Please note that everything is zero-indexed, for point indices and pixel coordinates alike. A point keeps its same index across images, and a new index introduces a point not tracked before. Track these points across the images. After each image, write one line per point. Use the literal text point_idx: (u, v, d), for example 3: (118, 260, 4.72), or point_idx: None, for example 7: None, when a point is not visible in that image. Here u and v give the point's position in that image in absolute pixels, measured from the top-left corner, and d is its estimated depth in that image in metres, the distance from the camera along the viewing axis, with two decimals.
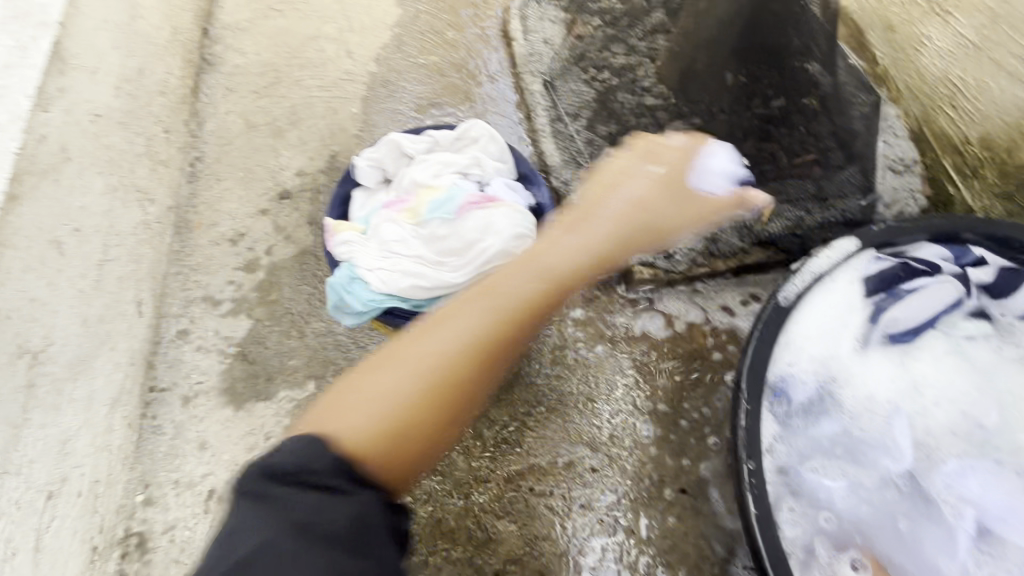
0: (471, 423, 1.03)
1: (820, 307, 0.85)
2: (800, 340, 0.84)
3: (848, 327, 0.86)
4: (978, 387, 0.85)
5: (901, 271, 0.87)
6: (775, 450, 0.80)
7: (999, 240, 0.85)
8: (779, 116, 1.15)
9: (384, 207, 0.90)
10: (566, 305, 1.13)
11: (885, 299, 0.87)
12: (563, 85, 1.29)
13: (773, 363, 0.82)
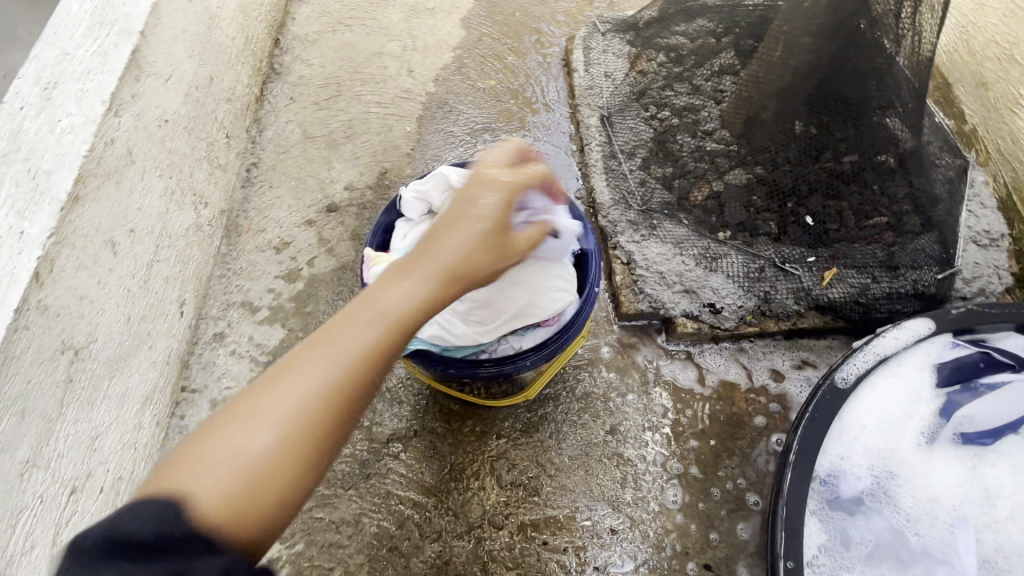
0: (489, 462, 1.00)
1: (883, 393, 0.78)
2: (856, 426, 0.77)
3: (913, 418, 0.78)
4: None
5: (980, 363, 0.79)
6: (815, 549, 0.72)
7: None
8: (851, 172, 1.08)
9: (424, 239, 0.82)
10: (600, 350, 1.08)
11: (959, 392, 0.78)
12: (621, 121, 1.26)
13: (822, 449, 0.75)
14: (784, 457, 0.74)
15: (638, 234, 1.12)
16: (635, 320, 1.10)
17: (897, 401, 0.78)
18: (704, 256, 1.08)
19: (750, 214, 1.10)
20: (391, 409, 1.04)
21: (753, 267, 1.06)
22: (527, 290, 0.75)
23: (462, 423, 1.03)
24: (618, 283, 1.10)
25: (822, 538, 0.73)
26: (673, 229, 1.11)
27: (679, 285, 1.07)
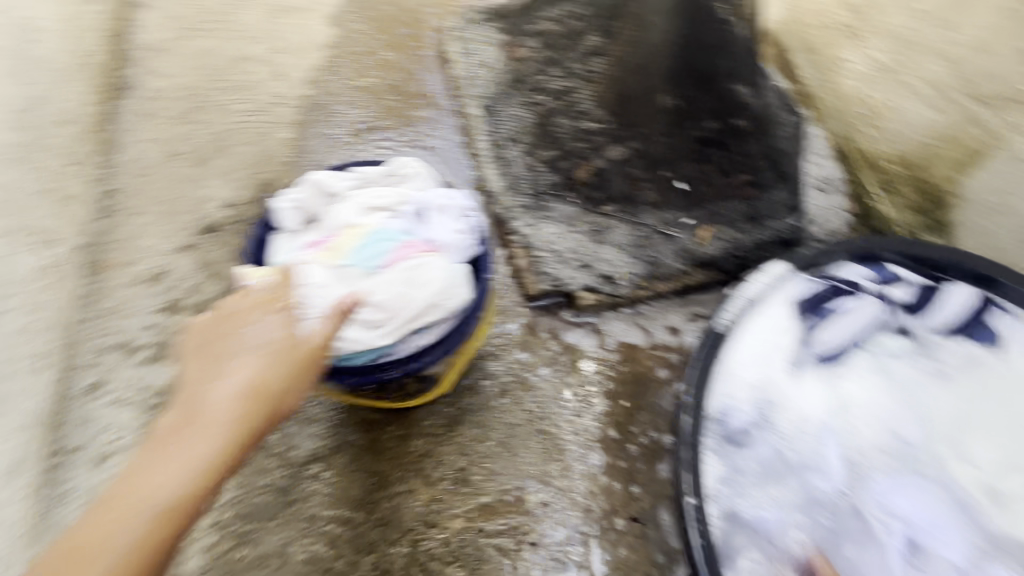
0: (415, 464, 0.99)
1: (756, 333, 0.87)
2: (737, 367, 0.86)
3: (784, 351, 0.88)
4: (910, 404, 0.87)
5: (827, 294, 0.91)
6: (714, 483, 0.81)
7: (918, 259, 0.89)
8: (714, 138, 1.19)
9: (304, 248, 0.77)
10: (511, 334, 1.11)
11: (814, 321, 0.90)
12: (501, 109, 1.28)
13: (712, 394, 0.84)
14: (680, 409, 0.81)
15: (531, 218, 1.15)
16: (541, 300, 1.13)
17: (767, 338, 0.87)
18: (594, 230, 1.13)
19: (631, 185, 1.17)
20: (306, 430, 1.00)
21: (639, 235, 1.13)
22: (420, 289, 0.72)
23: (381, 431, 1.01)
24: (521, 268, 1.13)
25: (719, 471, 0.82)
26: (564, 209, 1.15)
27: (576, 261, 1.12)
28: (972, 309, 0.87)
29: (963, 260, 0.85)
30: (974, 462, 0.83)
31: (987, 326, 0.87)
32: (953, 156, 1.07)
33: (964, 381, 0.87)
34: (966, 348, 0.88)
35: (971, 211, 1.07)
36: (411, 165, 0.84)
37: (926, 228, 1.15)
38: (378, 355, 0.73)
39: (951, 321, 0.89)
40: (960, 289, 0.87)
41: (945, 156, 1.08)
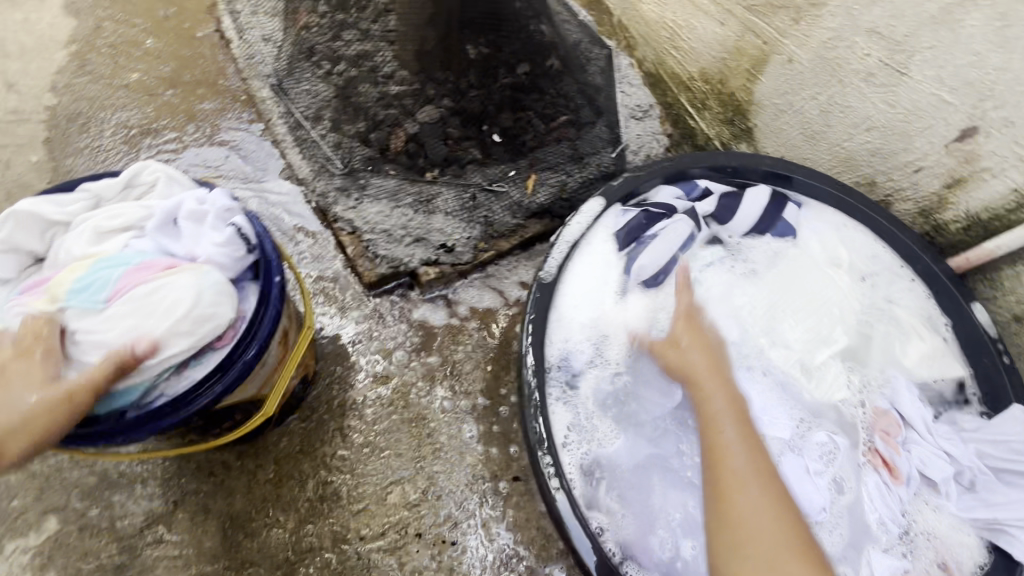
0: (274, 492, 0.91)
1: (582, 273, 0.91)
2: (569, 310, 0.89)
3: (612, 285, 0.92)
4: (733, 309, 0.96)
5: (644, 221, 0.94)
6: (564, 431, 0.84)
7: (719, 170, 0.99)
8: (528, 83, 1.13)
9: (22, 294, 0.66)
10: (358, 329, 1.04)
11: (636, 251, 0.93)
12: (292, 86, 1.15)
13: (550, 337, 0.88)
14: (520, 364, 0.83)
15: (351, 200, 1.07)
16: (384, 287, 1.07)
17: (594, 276, 0.91)
18: (419, 201, 1.07)
19: (450, 147, 1.11)
20: (133, 493, 0.88)
21: (467, 198, 1.09)
22: (161, 316, 0.61)
23: (229, 469, 0.91)
24: (352, 255, 1.05)
25: (567, 418, 0.84)
26: (384, 184, 1.08)
27: (408, 237, 1.05)
28: (768, 206, 1.00)
29: (751, 164, 0.99)
30: (788, 344, 0.95)
31: (783, 217, 1.01)
32: (743, 65, 1.13)
33: (770, 276, 0.99)
34: (765, 242, 1.00)
35: (766, 116, 1.14)
36: (153, 171, 0.73)
37: (735, 137, 1.22)
38: (138, 399, 0.62)
39: (750, 223, 1.00)
40: (756, 192, 0.99)
41: (737, 67, 1.13)
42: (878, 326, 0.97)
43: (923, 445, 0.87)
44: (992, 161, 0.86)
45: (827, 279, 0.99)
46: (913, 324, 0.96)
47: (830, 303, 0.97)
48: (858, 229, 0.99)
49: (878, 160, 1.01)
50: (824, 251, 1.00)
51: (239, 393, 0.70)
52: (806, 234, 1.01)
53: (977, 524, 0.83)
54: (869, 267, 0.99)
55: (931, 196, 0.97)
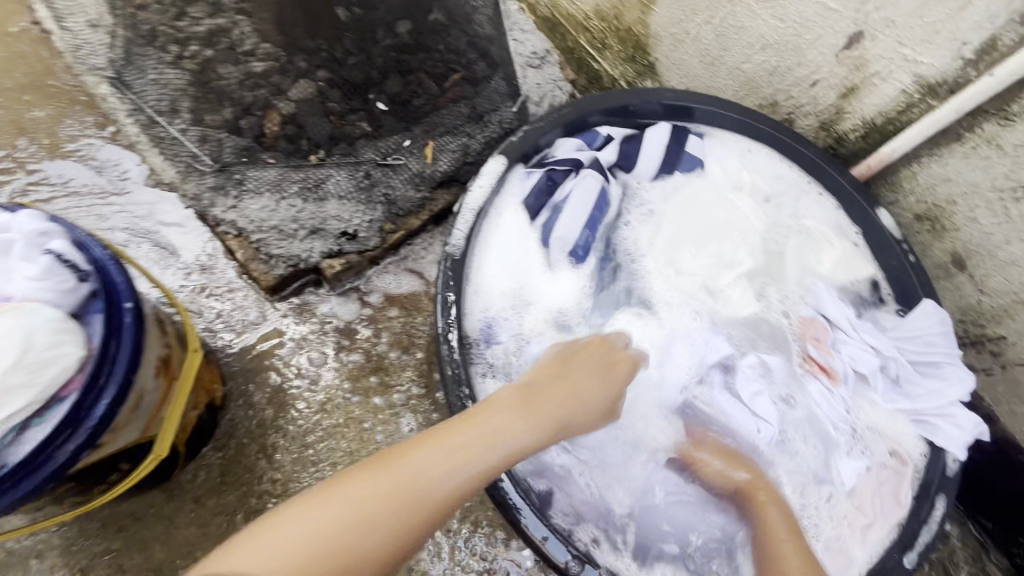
0: (200, 534, 0.83)
1: (491, 244, 0.87)
2: (484, 282, 0.86)
3: (527, 250, 0.89)
4: (642, 249, 0.95)
5: (548, 181, 0.89)
6: None
7: (616, 112, 0.96)
8: (413, 42, 1.01)
9: None
10: (267, 339, 0.96)
11: (547, 211, 0.90)
12: (135, 78, 0.98)
13: (467, 316, 0.84)
14: (438, 353, 0.79)
15: (230, 199, 0.95)
16: (288, 288, 0.97)
17: (497, 245, 0.87)
18: (307, 188, 0.96)
19: (335, 123, 0.99)
20: (31, 569, 0.79)
21: (361, 177, 0.99)
22: None
23: (141, 520, 0.82)
24: (243, 261, 0.95)
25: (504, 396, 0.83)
26: (263, 174, 0.95)
27: (302, 230, 0.95)
28: (670, 140, 0.96)
29: (647, 102, 0.96)
30: (691, 272, 0.93)
31: (688, 150, 0.97)
32: None
33: (668, 211, 0.97)
34: (676, 179, 0.98)
35: (665, 49, 1.09)
36: None
37: (640, 75, 1.17)
38: None
39: (654, 165, 0.96)
40: (658, 130, 0.96)
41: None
42: (788, 241, 0.97)
43: (851, 343, 0.90)
44: (881, 65, 0.86)
45: (730, 203, 0.97)
46: (822, 233, 0.98)
47: (734, 226, 0.95)
48: (762, 152, 0.99)
49: (776, 78, 0.99)
50: (725, 175, 0.99)
51: (114, 443, 0.60)
52: (712, 162, 1.00)
53: (909, 412, 0.89)
54: (775, 186, 1.00)
55: (829, 108, 0.97)
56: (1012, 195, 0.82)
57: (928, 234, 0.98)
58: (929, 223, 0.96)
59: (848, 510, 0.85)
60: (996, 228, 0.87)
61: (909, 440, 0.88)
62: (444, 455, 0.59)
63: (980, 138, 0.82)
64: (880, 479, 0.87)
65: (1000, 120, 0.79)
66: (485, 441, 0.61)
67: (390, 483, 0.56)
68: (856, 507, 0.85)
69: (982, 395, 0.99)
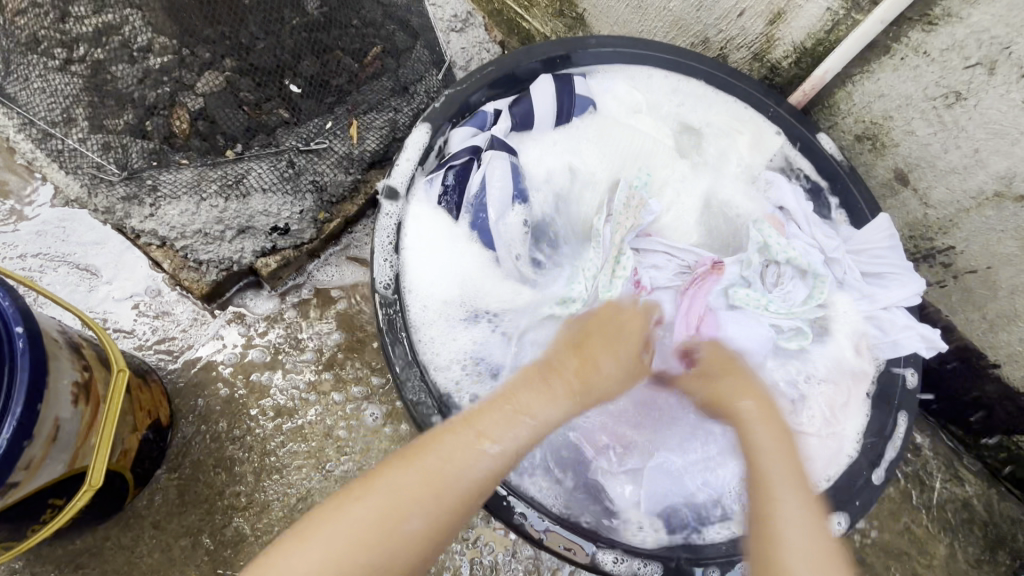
0: (166, 559, 0.81)
1: (424, 252, 0.85)
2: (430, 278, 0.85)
3: (460, 247, 0.88)
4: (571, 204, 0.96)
5: (455, 179, 0.86)
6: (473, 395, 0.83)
7: (503, 78, 0.90)
8: (324, 19, 0.96)
9: None
10: (210, 349, 0.91)
11: (467, 207, 0.88)
12: (17, 89, 0.87)
13: (416, 333, 0.83)
14: (390, 363, 0.77)
15: (146, 207, 0.88)
16: (228, 290, 0.93)
17: (442, 238, 0.87)
18: (227, 186, 0.90)
19: (249, 113, 0.93)
20: None
21: (283, 166, 0.92)
22: None
23: (98, 555, 0.79)
24: (172, 271, 0.90)
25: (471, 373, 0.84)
26: (177, 177, 0.89)
27: (229, 230, 0.90)
28: (556, 87, 0.91)
29: (533, 54, 0.91)
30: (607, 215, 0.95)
31: (579, 92, 0.93)
32: None
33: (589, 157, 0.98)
34: (579, 125, 0.97)
35: None
36: None
37: (569, 28, 1.13)
38: None
39: (551, 114, 0.92)
40: (544, 82, 0.90)
41: None
42: (702, 149, 1.00)
43: (801, 238, 0.89)
44: None
45: (632, 127, 0.97)
46: (727, 126, 0.98)
47: (647, 152, 0.97)
48: (662, 73, 0.97)
49: (704, 13, 0.96)
50: (623, 107, 0.98)
51: (32, 482, 0.56)
52: (603, 98, 0.97)
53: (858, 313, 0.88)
54: (672, 100, 0.99)
55: (759, 38, 0.94)
56: (944, 102, 0.82)
57: (870, 153, 0.96)
58: (869, 142, 0.95)
59: (821, 397, 0.88)
60: (933, 138, 0.86)
61: (865, 339, 0.88)
62: (408, 486, 0.55)
63: (907, 47, 0.81)
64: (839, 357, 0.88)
65: (924, 26, 0.78)
66: (452, 463, 0.56)
67: (373, 515, 0.53)
68: (829, 390, 0.88)
69: (938, 306, 1.00)
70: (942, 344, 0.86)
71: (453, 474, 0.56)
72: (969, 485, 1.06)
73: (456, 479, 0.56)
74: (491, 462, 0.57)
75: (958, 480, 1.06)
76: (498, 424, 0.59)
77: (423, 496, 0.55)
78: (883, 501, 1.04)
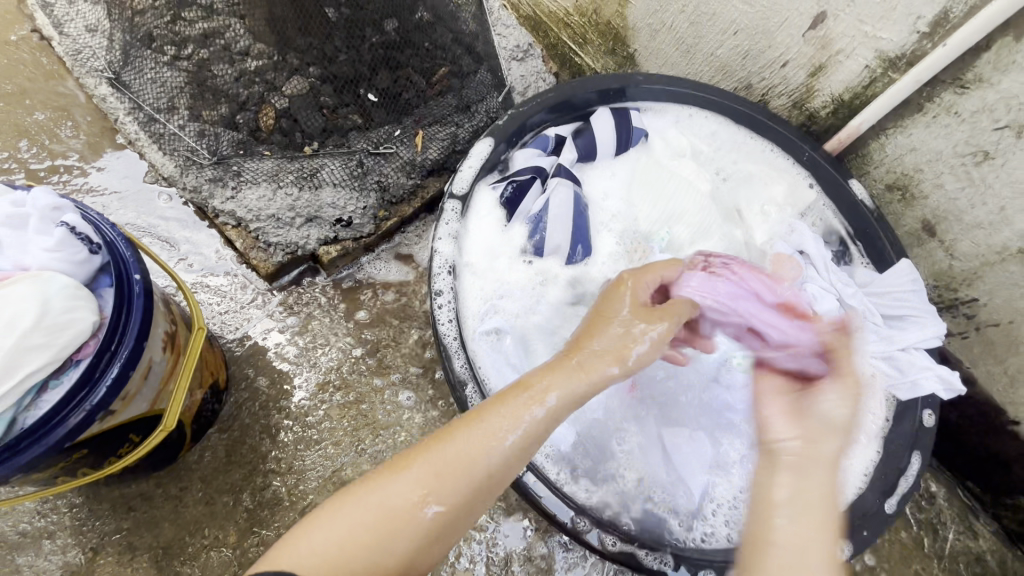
0: (208, 512, 0.86)
1: (482, 247, 0.94)
2: (481, 274, 0.93)
3: (509, 248, 0.96)
4: (604, 215, 1.03)
5: (512, 192, 0.94)
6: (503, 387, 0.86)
7: (562, 108, 1.00)
8: (400, 40, 1.01)
9: None
10: (266, 323, 0.99)
11: (521, 219, 0.96)
12: (133, 78, 1.02)
13: (467, 325, 0.89)
14: (443, 355, 0.83)
15: (228, 189, 0.99)
16: (288, 275, 1.01)
17: (498, 245, 0.95)
18: (303, 177, 1.00)
19: (328, 116, 1.02)
20: (41, 551, 0.82)
21: (353, 165, 1.02)
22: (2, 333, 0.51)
23: (148, 500, 0.85)
24: (243, 249, 0.98)
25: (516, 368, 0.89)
26: (260, 166, 0.99)
27: (298, 218, 0.99)
28: (615, 120, 1.00)
29: (588, 85, 1.00)
30: (643, 215, 1.02)
31: (634, 124, 1.02)
32: None
33: (632, 182, 1.04)
34: (629, 155, 1.05)
35: (642, 39, 1.14)
36: None
37: (619, 65, 1.22)
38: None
39: (608, 144, 1.00)
40: (602, 114, 1.00)
41: None
42: (740, 193, 1.07)
43: (818, 281, 0.95)
44: (844, 42, 0.90)
45: (675, 169, 1.03)
46: (761, 172, 1.05)
47: (690, 192, 1.02)
48: (702, 115, 1.06)
49: (749, 61, 1.03)
50: (667, 146, 1.06)
51: (124, 413, 0.63)
52: (653, 132, 1.06)
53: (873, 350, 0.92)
54: (711, 143, 1.07)
55: (799, 88, 1.01)
56: (973, 159, 0.87)
57: (900, 203, 1.02)
58: (899, 192, 1.00)
59: None
60: (961, 192, 0.91)
61: (879, 379, 0.92)
62: (439, 475, 0.58)
63: (940, 107, 0.87)
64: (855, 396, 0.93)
65: (957, 88, 0.84)
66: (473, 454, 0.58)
67: (394, 493, 0.57)
68: None
69: (959, 357, 1.02)
70: (961, 388, 0.87)
71: (468, 470, 0.58)
72: (983, 540, 1.06)
73: (478, 469, 0.58)
74: (518, 448, 0.60)
75: (971, 533, 1.06)
76: (502, 423, 0.59)
77: (446, 487, 0.58)
78: (894, 544, 1.05)
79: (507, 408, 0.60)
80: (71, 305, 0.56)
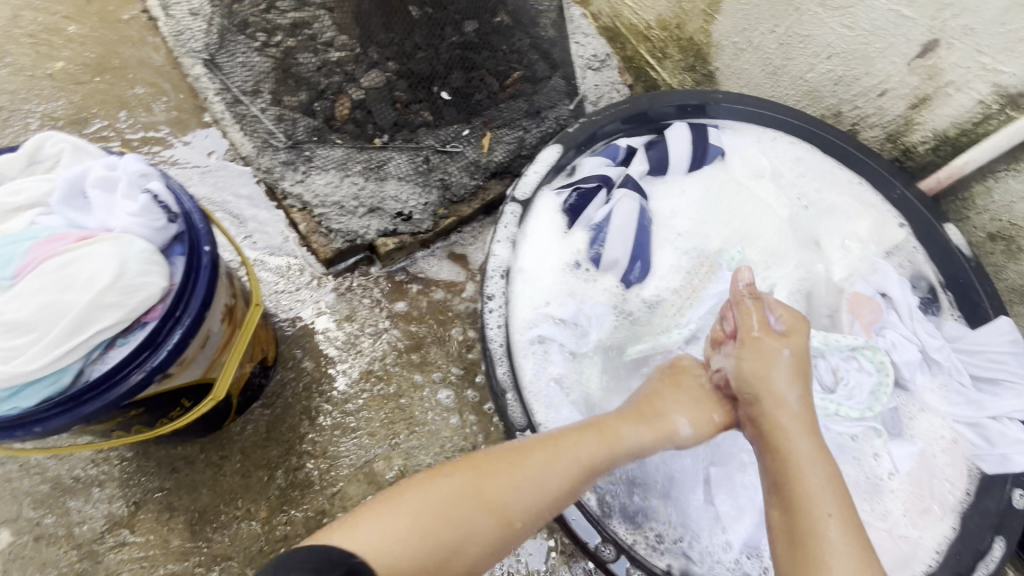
0: (243, 484, 0.88)
1: (541, 253, 0.92)
2: (536, 281, 0.90)
3: (567, 258, 0.92)
4: (670, 234, 0.97)
5: (576, 200, 0.92)
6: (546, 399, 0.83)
7: (635, 119, 0.98)
8: (477, 41, 1.06)
9: None
10: (318, 307, 1.01)
11: (582, 227, 0.93)
12: (226, 60, 1.08)
13: (515, 332, 0.87)
14: (487, 353, 0.83)
15: (299, 173, 1.02)
16: (343, 262, 1.03)
17: (556, 254, 0.93)
18: (369, 168, 1.02)
19: (399, 111, 1.04)
20: (90, 498, 0.86)
21: (420, 161, 1.03)
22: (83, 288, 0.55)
23: (191, 464, 0.89)
24: (306, 232, 1.00)
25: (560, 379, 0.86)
26: (330, 154, 1.02)
27: (361, 207, 1.01)
28: (691, 134, 0.97)
29: (666, 97, 0.98)
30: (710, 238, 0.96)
31: (711, 141, 0.99)
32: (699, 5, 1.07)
33: (704, 202, 0.99)
34: (704, 172, 1.00)
35: (726, 57, 1.09)
36: (55, 142, 0.68)
37: (699, 82, 1.17)
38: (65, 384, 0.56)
39: (680, 160, 0.97)
40: (677, 128, 0.97)
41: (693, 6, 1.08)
42: (823, 225, 0.99)
43: (899, 328, 0.88)
44: (956, 74, 0.83)
45: (752, 189, 0.98)
46: (848, 205, 0.98)
47: (762, 215, 0.97)
48: (784, 138, 1.00)
49: (841, 88, 0.96)
50: (746, 164, 1.00)
51: (180, 377, 0.65)
52: (732, 153, 1.01)
53: (955, 415, 0.84)
54: (795, 168, 1.00)
55: (896, 120, 0.93)
56: None
57: (1003, 255, 0.91)
58: (1003, 243, 0.90)
59: (905, 495, 0.82)
60: None
61: (960, 446, 0.84)
62: (525, 483, 0.63)
63: None
64: (935, 462, 0.83)
65: None
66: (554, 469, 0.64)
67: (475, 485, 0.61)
68: (913, 491, 0.82)
69: None
70: None
71: (543, 494, 0.63)
72: None
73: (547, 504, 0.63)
74: (577, 486, 0.65)
75: None
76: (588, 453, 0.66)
77: (523, 502, 0.62)
78: None
79: (584, 446, 0.67)
80: (143, 267, 0.58)
